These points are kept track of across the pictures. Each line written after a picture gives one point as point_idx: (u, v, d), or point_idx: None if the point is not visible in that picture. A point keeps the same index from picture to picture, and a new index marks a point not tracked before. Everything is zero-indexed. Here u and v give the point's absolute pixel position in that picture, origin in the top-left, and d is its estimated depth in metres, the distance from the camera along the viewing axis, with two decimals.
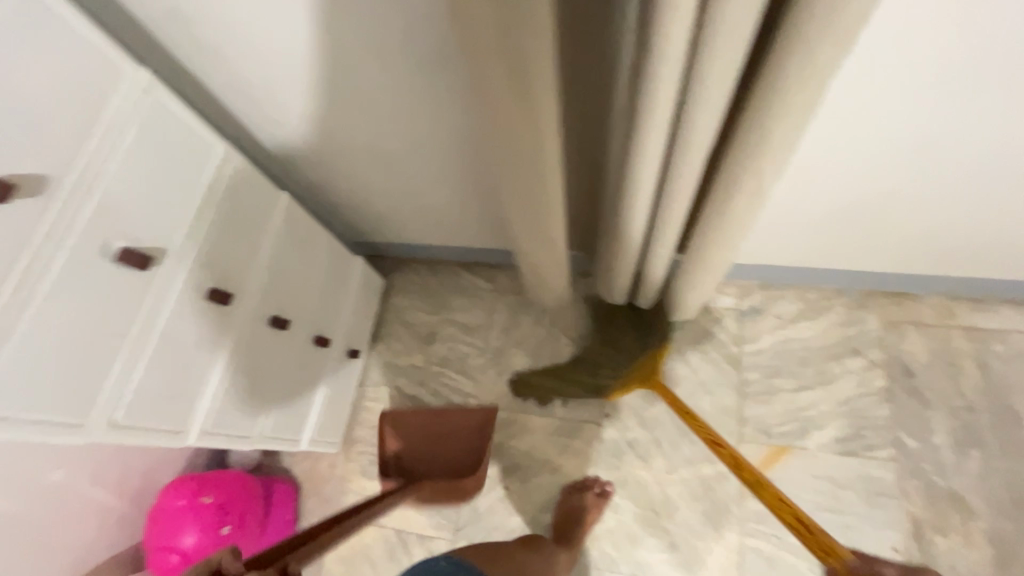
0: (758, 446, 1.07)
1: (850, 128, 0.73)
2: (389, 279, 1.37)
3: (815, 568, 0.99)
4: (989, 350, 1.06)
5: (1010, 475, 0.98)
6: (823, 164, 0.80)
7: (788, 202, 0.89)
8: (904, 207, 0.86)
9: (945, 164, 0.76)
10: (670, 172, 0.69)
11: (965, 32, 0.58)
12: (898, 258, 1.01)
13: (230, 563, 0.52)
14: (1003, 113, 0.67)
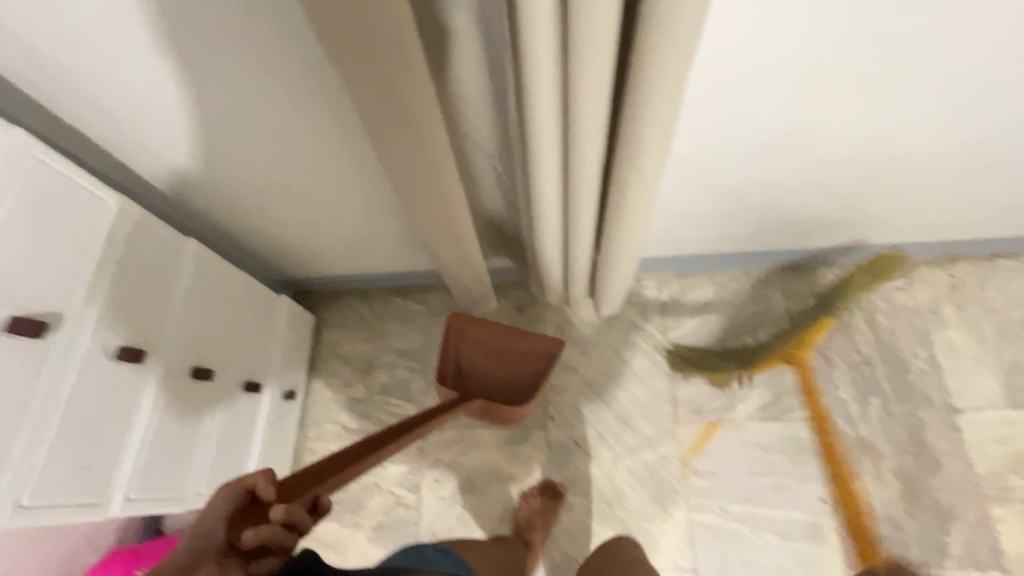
0: (693, 425, 1.14)
1: (715, 122, 0.81)
2: (319, 314, 1.34)
3: (756, 531, 1.06)
4: (876, 307, 1.19)
5: (907, 416, 1.10)
6: (699, 156, 0.89)
7: (681, 194, 0.98)
8: (782, 189, 0.97)
9: (803, 146, 0.87)
10: (568, 181, 0.74)
11: (782, 33, 0.67)
12: (786, 234, 1.13)
13: (264, 487, 0.47)
14: (835, 99, 0.77)
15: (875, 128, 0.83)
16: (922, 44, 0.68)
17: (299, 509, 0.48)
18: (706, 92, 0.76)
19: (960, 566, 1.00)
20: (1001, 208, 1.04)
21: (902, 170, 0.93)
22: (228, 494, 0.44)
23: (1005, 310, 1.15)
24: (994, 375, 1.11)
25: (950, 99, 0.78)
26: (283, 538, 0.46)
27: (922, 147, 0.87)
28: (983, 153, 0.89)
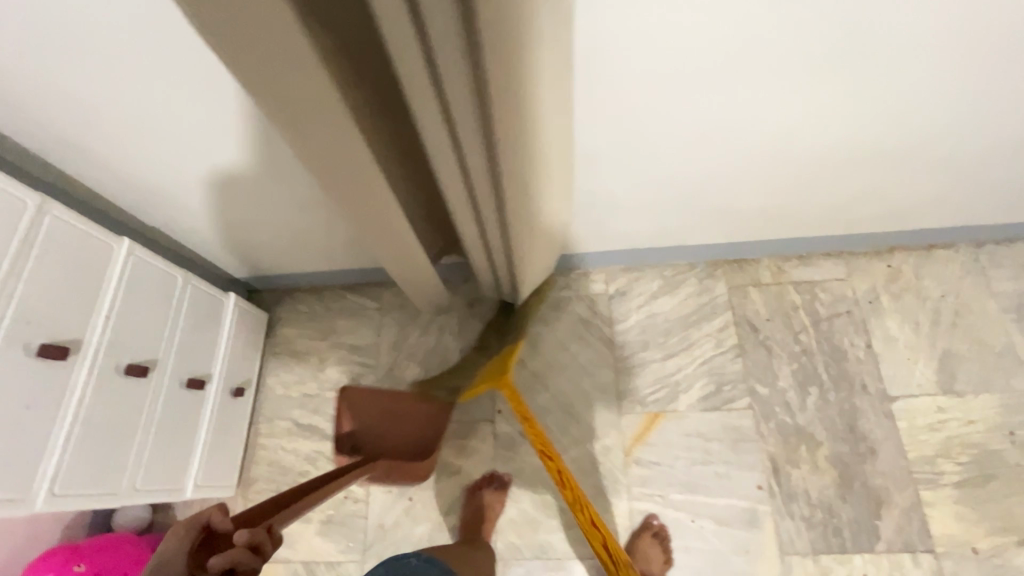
0: (637, 415, 1.17)
1: (613, 113, 0.84)
2: (272, 312, 1.35)
3: (695, 519, 1.08)
4: (816, 298, 1.22)
5: (843, 404, 1.13)
6: (609, 146, 0.91)
7: (617, 185, 1.01)
8: (707, 178, 0.99)
9: (718, 137, 0.89)
10: (457, 196, 0.74)
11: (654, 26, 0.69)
12: (726, 227, 1.15)
13: (217, 514, 0.55)
14: (736, 90, 0.79)
15: (788, 117, 0.85)
16: (811, 34, 0.70)
17: (260, 532, 0.54)
18: (596, 83, 0.78)
19: (890, 549, 1.02)
20: (929, 200, 1.07)
21: (824, 160, 0.95)
22: (186, 526, 0.53)
23: (939, 299, 1.18)
24: (927, 363, 1.14)
25: (857, 89, 0.80)
26: (247, 560, 0.51)
27: (836, 137, 0.90)
28: (898, 143, 0.92)
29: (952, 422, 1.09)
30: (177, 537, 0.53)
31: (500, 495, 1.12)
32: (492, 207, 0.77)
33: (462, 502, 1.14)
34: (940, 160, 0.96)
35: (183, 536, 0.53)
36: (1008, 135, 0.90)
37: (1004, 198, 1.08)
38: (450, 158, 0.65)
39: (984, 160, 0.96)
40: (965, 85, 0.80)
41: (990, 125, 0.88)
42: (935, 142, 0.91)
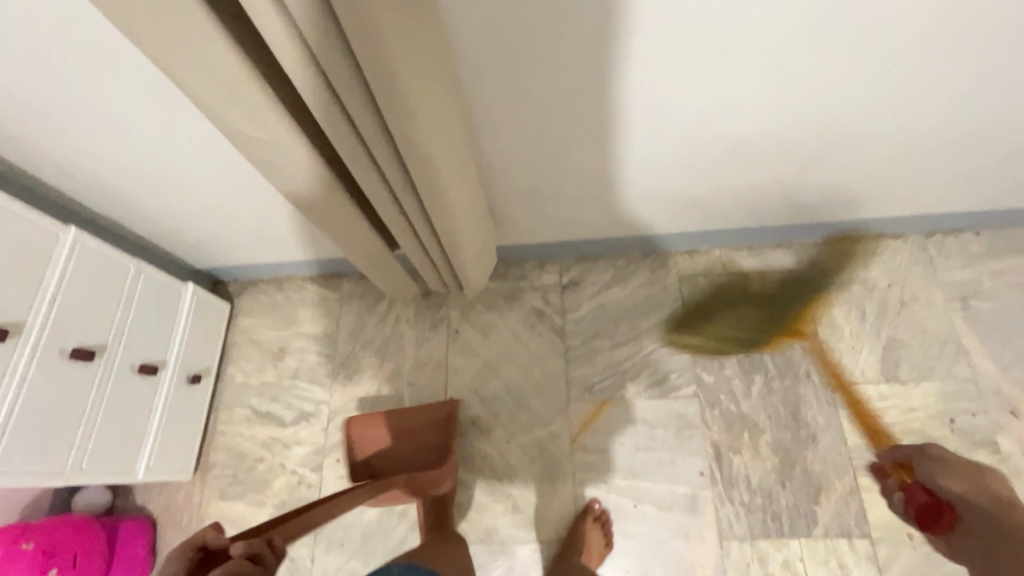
0: (584, 403, 1.19)
1: (513, 94, 0.85)
2: (235, 303, 1.38)
3: (637, 504, 1.11)
4: (764, 287, 1.23)
5: (786, 392, 1.15)
6: (522, 129, 0.93)
7: (556, 172, 1.03)
8: (634, 162, 1.01)
9: (631, 118, 0.90)
10: (364, 145, 0.77)
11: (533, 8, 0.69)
12: (672, 214, 1.17)
13: (212, 535, 0.53)
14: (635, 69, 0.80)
15: (698, 102, 0.86)
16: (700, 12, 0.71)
17: (257, 542, 0.53)
18: (486, 66, 0.79)
19: (827, 533, 1.04)
20: (870, 188, 1.08)
21: (755, 149, 0.97)
22: (183, 552, 0.51)
23: (885, 289, 1.19)
24: (871, 351, 1.15)
25: (770, 76, 0.81)
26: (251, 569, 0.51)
27: (756, 128, 0.92)
28: (826, 130, 0.93)
29: (893, 409, 1.11)
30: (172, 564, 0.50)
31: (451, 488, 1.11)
32: (396, 154, 0.80)
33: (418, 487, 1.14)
34: (873, 150, 0.98)
35: (182, 562, 0.50)
36: (935, 124, 0.92)
37: (947, 187, 1.08)
38: (349, 103, 0.68)
39: (916, 148, 0.97)
40: (882, 73, 0.81)
41: (915, 113, 0.89)
42: (864, 129, 0.93)
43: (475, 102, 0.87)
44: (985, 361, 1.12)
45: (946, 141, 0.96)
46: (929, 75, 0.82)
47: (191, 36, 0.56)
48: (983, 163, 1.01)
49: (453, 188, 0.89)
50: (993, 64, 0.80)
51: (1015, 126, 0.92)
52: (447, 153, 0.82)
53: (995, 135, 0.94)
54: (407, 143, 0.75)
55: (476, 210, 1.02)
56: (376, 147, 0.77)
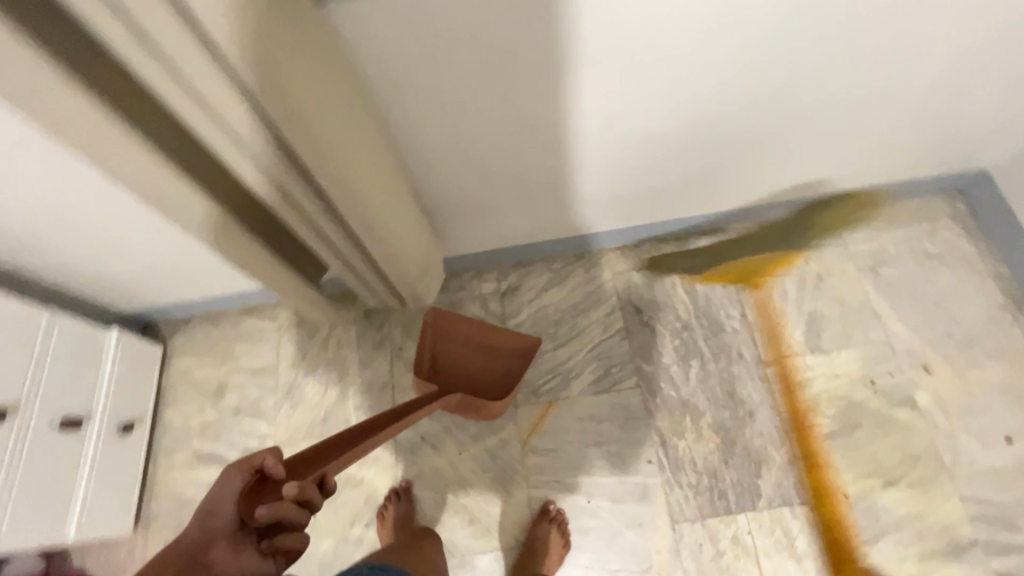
0: (532, 407, 1.20)
1: (421, 99, 0.87)
2: (167, 344, 1.34)
3: (590, 499, 1.13)
4: (693, 276, 1.28)
5: (721, 373, 1.19)
6: (438, 134, 0.95)
7: (481, 177, 1.06)
8: (556, 162, 1.04)
9: (546, 118, 0.94)
10: (270, 176, 0.75)
11: (421, 6, 0.72)
12: (600, 213, 1.21)
13: (269, 462, 0.54)
14: (535, 66, 0.83)
15: (604, 94, 0.90)
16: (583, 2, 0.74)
17: (308, 488, 0.53)
18: (390, 71, 0.81)
19: (770, 505, 1.09)
20: (777, 171, 1.15)
21: (666, 140, 1.02)
22: (239, 473, 0.54)
23: (803, 266, 1.26)
24: (795, 326, 1.22)
25: (664, 68, 0.87)
26: (294, 512, 0.52)
27: (662, 118, 0.97)
28: (728, 116, 0.98)
29: (820, 379, 1.17)
30: (232, 481, 0.55)
31: (410, 507, 1.14)
32: (309, 177, 0.79)
33: (385, 511, 1.14)
34: (771, 134, 1.04)
35: (239, 481, 0.54)
36: (820, 105, 0.98)
37: (844, 164, 1.15)
38: (242, 134, 0.68)
39: (810, 130, 1.04)
40: (763, 59, 0.87)
41: (802, 95, 0.95)
42: (759, 115, 0.98)
43: (388, 110, 0.89)
44: (898, 324, 1.19)
45: (835, 121, 1.03)
46: (807, 59, 0.88)
47: (48, 98, 0.53)
48: (872, 139, 1.09)
49: (375, 207, 0.89)
50: (858, 45, 0.87)
51: (890, 103, 1.00)
52: (361, 172, 0.83)
53: (876, 111, 1.01)
54: (321, 161, 0.75)
55: (411, 223, 1.03)
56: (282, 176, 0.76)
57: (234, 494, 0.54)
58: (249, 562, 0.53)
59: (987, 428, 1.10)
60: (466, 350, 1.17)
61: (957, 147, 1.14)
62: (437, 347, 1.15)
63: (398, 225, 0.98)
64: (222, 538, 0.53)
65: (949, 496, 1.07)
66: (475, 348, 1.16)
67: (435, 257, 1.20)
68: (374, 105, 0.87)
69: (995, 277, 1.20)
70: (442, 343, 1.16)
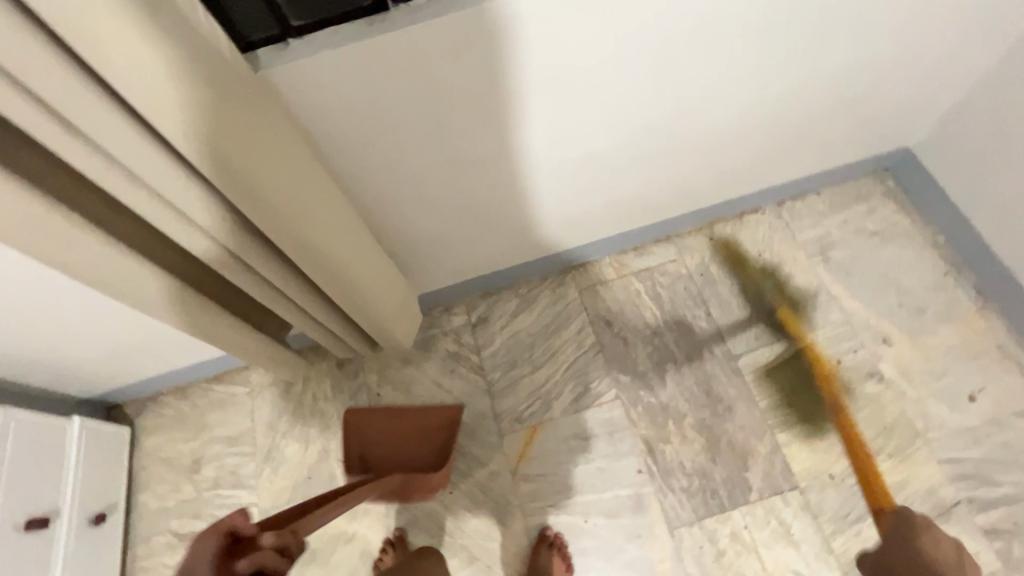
0: (517, 434, 1.20)
1: (373, 149, 0.89)
2: (135, 425, 1.29)
3: (587, 518, 1.12)
4: (656, 282, 1.31)
5: (696, 373, 1.22)
6: (393, 180, 0.96)
7: (441, 216, 1.08)
8: (513, 192, 1.07)
9: (497, 151, 0.96)
10: (226, 245, 0.75)
11: (359, 55, 0.74)
12: (562, 235, 1.24)
13: (241, 520, 0.48)
14: (480, 99, 0.85)
15: (550, 118, 0.93)
16: (516, 31, 0.77)
17: (286, 535, 0.51)
18: (338, 120, 0.82)
19: (762, 496, 1.11)
20: (719, 173, 1.20)
21: (614, 157, 1.06)
22: (210, 537, 0.46)
23: (758, 259, 1.31)
24: (759, 317, 1.26)
25: (601, 91, 0.91)
26: (275, 563, 0.49)
27: (606, 138, 1.01)
28: (668, 126, 1.03)
29: (790, 365, 1.20)
30: (200, 546, 0.46)
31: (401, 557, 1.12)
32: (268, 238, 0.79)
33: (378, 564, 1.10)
34: (709, 139, 1.09)
35: (215, 545, 0.46)
36: (750, 107, 1.04)
37: (777, 158, 1.22)
38: (191, 209, 0.68)
39: (745, 131, 1.10)
40: (688, 70, 0.93)
41: (730, 100, 1.01)
42: (695, 122, 1.04)
43: (339, 160, 0.90)
44: (852, 302, 1.25)
45: (764, 120, 1.09)
46: (728, 65, 0.94)
47: None
48: (800, 132, 1.15)
49: (341, 257, 0.89)
50: (773, 47, 0.93)
51: (810, 98, 1.07)
52: (322, 226, 0.83)
53: (798, 107, 1.08)
54: (282, 218, 0.75)
55: (379, 267, 1.03)
56: (237, 242, 0.75)
57: (207, 561, 0.45)
58: None
59: (949, 389, 1.15)
60: (393, 440, 1.18)
61: (877, 130, 1.22)
62: (365, 442, 1.17)
63: (367, 272, 0.98)
64: None
65: (927, 461, 1.11)
66: (402, 435, 1.18)
67: (410, 298, 1.20)
68: (325, 157, 0.88)
69: (932, 244, 1.28)
70: (371, 441, 1.17)
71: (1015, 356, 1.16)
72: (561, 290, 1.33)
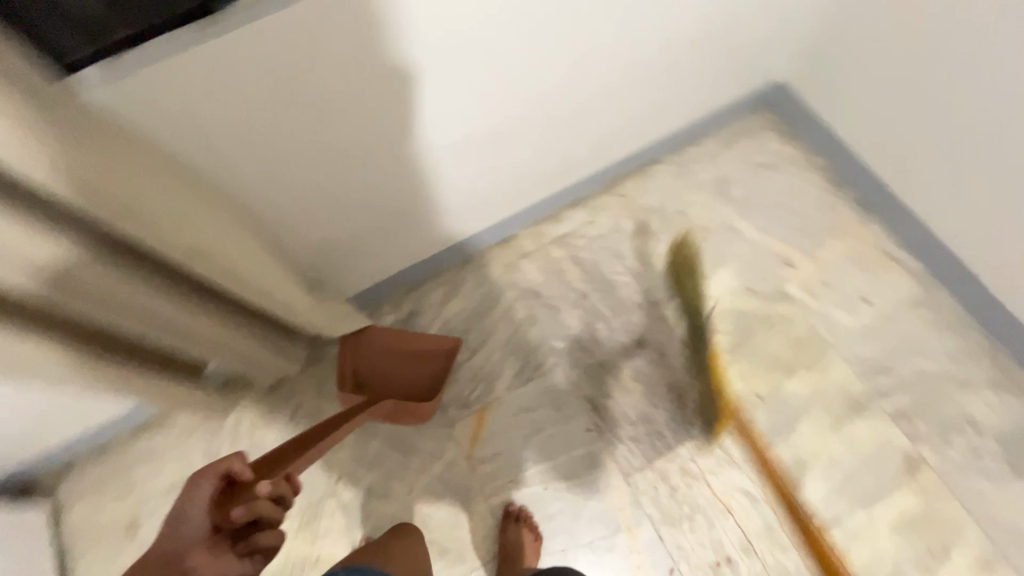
0: (466, 420, 1.21)
1: (260, 152, 0.83)
2: (53, 500, 1.18)
3: (547, 485, 1.15)
4: (574, 246, 1.34)
5: (626, 326, 1.26)
6: (292, 180, 0.91)
7: (354, 210, 1.03)
8: (425, 174, 1.04)
9: (396, 134, 0.93)
10: (91, 281, 0.69)
11: (216, 53, 0.68)
12: (483, 211, 1.23)
13: (235, 464, 0.57)
14: (363, 82, 0.81)
15: (443, 96, 0.91)
16: (391, 5, 0.73)
17: (282, 486, 0.59)
18: (210, 127, 0.76)
19: (702, 428, 1.18)
20: (615, 130, 1.23)
21: (518, 123, 1.05)
22: (210, 479, 0.56)
23: (665, 206, 1.37)
24: (674, 262, 1.31)
25: (489, 58, 0.89)
26: (270, 512, 0.56)
27: (505, 105, 1.00)
28: (562, 87, 1.03)
29: (709, 302, 1.27)
30: (200, 488, 0.56)
31: None
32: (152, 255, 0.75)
33: None
34: (604, 93, 1.10)
35: (209, 486, 0.56)
36: (633, 59, 1.06)
37: (666, 108, 1.26)
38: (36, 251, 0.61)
39: (634, 81, 1.12)
40: (571, 25, 0.92)
41: (616, 51, 1.02)
42: (588, 77, 1.04)
43: (226, 172, 0.83)
44: (754, 233, 1.33)
45: (648, 72, 1.12)
46: (609, 15, 0.94)
47: None
48: (682, 79, 1.19)
49: (247, 260, 0.85)
50: None
51: (685, 45, 1.10)
52: (214, 232, 0.78)
53: (676, 55, 1.11)
54: (167, 228, 0.71)
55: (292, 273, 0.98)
56: (105, 275, 0.70)
57: (205, 501, 0.55)
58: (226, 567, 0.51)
59: (847, 296, 1.26)
60: (388, 360, 1.19)
61: (751, 67, 1.28)
62: (359, 357, 1.17)
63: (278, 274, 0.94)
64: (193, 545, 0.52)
65: (838, 364, 1.21)
66: (399, 358, 1.20)
67: (334, 298, 1.16)
68: (205, 174, 0.81)
69: (815, 167, 1.38)
70: (367, 356, 1.18)
71: (896, 256, 1.29)
72: (485, 269, 1.33)
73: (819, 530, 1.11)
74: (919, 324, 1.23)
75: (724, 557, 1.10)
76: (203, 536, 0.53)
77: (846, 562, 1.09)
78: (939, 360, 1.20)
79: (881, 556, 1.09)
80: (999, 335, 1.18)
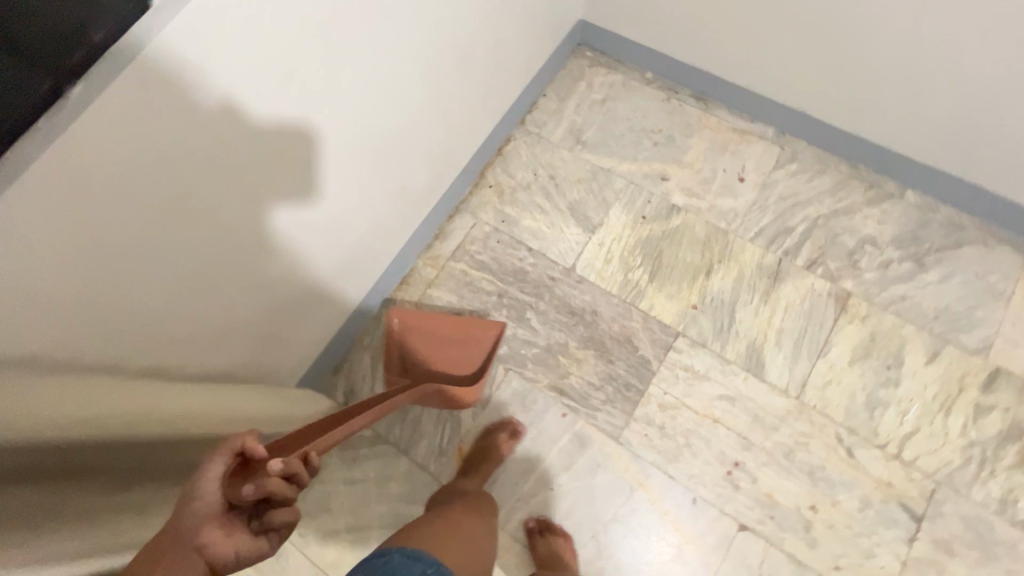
0: (450, 465, 1.17)
1: (114, 283, 0.68)
2: None
3: (553, 485, 1.14)
4: (472, 252, 1.32)
5: (553, 302, 1.26)
6: (164, 294, 0.77)
7: (246, 294, 0.91)
8: (303, 222, 0.93)
9: (255, 198, 0.81)
10: None
11: (18, 213, 0.54)
12: (377, 236, 1.15)
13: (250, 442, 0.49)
14: (194, 158, 0.69)
15: (287, 150, 0.81)
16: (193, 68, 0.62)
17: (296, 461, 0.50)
18: (36, 289, 0.60)
19: (661, 360, 1.21)
20: (460, 125, 1.21)
21: (374, 137, 0.97)
22: (219, 459, 0.48)
23: (535, 178, 1.37)
24: (568, 224, 1.33)
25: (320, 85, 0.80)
26: (281, 489, 0.48)
27: (356, 122, 0.91)
28: (400, 97, 0.98)
29: (613, 246, 1.30)
30: (210, 465, 0.48)
31: None
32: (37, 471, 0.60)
33: None
34: (438, 86, 1.06)
35: (221, 463, 0.48)
36: (450, 41, 1.02)
37: (494, 88, 1.25)
38: None
39: (459, 66, 1.08)
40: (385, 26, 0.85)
41: (433, 41, 0.98)
42: (419, 72, 0.99)
43: (81, 325, 0.68)
44: (623, 165, 1.37)
45: (465, 60, 1.09)
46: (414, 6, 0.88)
47: None
48: (496, 57, 1.19)
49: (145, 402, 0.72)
50: None
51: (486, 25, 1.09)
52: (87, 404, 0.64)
53: (481, 37, 1.10)
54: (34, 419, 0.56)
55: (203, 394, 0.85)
56: None
57: (217, 477, 0.47)
58: (243, 545, 0.46)
59: (724, 184, 1.33)
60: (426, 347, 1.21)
61: (551, 20, 1.30)
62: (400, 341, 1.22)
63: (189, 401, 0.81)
64: (208, 522, 0.46)
65: (745, 246, 1.28)
66: (437, 344, 1.21)
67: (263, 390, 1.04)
68: (48, 358, 0.65)
69: (646, 83, 1.43)
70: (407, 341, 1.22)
71: (747, 129, 1.37)
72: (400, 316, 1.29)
73: (796, 398, 1.17)
74: (792, 180, 1.31)
75: (732, 463, 1.14)
76: (218, 509, 0.47)
77: (829, 412, 1.16)
78: (820, 201, 1.29)
79: (853, 391, 1.16)
80: (857, 158, 1.29)
